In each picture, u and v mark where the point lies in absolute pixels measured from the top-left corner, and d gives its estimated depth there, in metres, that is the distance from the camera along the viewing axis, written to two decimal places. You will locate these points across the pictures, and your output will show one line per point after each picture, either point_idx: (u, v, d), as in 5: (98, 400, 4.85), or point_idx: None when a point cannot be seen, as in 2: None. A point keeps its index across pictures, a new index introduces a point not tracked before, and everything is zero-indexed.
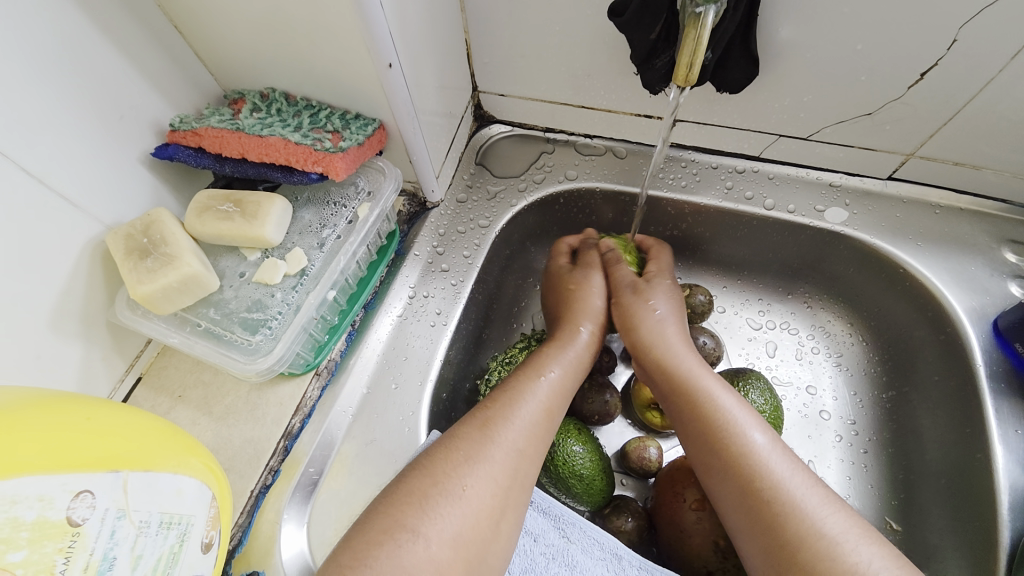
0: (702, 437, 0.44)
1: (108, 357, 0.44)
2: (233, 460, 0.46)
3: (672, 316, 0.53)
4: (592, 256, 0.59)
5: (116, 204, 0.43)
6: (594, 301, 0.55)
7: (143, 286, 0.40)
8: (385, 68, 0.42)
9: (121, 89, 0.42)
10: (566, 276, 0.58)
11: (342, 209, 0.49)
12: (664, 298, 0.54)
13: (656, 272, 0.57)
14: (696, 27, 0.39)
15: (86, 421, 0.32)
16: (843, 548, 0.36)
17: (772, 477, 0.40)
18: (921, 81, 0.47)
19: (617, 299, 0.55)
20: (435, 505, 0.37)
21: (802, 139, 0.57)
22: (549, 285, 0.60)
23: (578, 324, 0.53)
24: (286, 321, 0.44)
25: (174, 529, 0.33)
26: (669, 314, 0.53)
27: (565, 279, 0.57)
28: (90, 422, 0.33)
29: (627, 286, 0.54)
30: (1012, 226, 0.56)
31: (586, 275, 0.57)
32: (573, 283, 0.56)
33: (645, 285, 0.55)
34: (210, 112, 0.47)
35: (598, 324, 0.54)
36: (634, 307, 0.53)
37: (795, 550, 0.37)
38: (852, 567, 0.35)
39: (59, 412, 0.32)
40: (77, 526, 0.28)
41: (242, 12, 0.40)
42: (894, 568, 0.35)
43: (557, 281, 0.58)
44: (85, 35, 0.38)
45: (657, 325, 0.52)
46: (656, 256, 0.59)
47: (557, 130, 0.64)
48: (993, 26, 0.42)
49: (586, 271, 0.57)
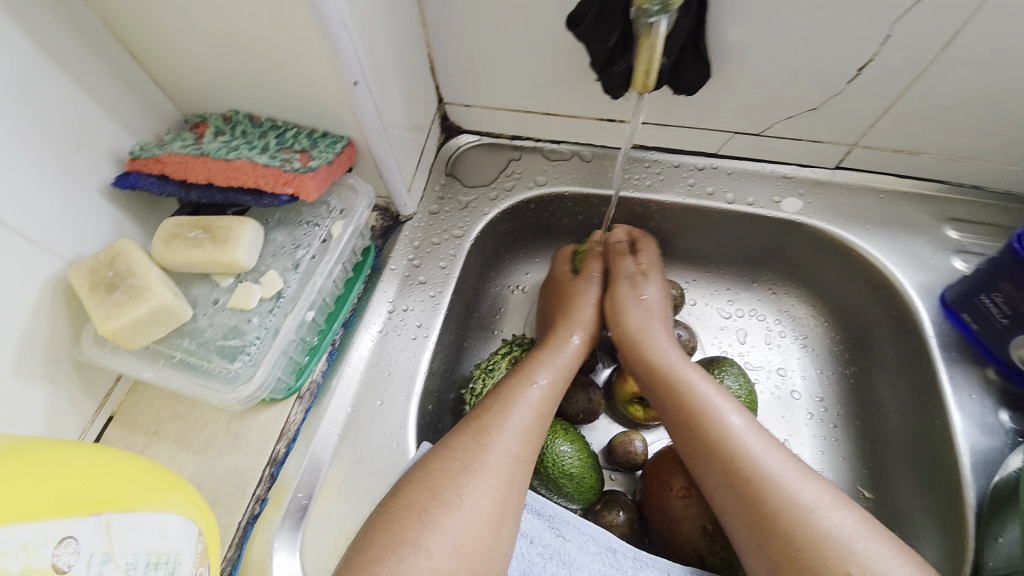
0: (685, 426, 0.46)
1: (75, 398, 0.43)
2: (218, 493, 0.44)
3: (660, 305, 0.56)
4: (592, 270, 0.60)
5: (75, 239, 0.41)
6: (586, 313, 0.56)
7: (113, 321, 0.38)
8: (351, 85, 0.42)
9: (75, 119, 0.40)
10: (567, 287, 0.59)
11: (316, 228, 0.48)
12: (655, 288, 0.57)
13: (649, 266, 0.59)
14: (649, 37, 0.40)
15: (63, 464, 0.31)
16: (817, 515, 0.38)
17: (750, 456, 0.42)
18: (859, 76, 0.51)
19: (613, 288, 0.58)
20: (434, 517, 0.38)
21: (756, 135, 0.60)
22: (549, 293, 0.61)
23: (570, 330, 0.54)
24: (265, 346, 0.42)
25: (162, 569, 0.32)
26: (660, 303, 0.56)
27: (565, 290, 0.59)
28: (67, 465, 0.31)
29: (625, 278, 0.58)
30: (950, 205, 0.61)
31: (587, 286, 0.59)
32: (572, 293, 0.58)
33: (641, 278, 0.58)
34: (171, 138, 0.46)
35: (589, 333, 0.55)
36: (627, 297, 0.56)
37: (776, 518, 0.39)
38: (823, 532, 0.37)
39: (34, 458, 0.30)
40: (62, 573, 0.26)
41: (202, 35, 0.40)
42: (863, 530, 0.38)
43: (558, 289, 0.60)
44: (36, 67, 0.37)
45: (645, 318, 0.55)
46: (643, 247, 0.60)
47: (523, 138, 0.65)
48: (917, 23, 0.45)
49: (586, 283, 0.59)
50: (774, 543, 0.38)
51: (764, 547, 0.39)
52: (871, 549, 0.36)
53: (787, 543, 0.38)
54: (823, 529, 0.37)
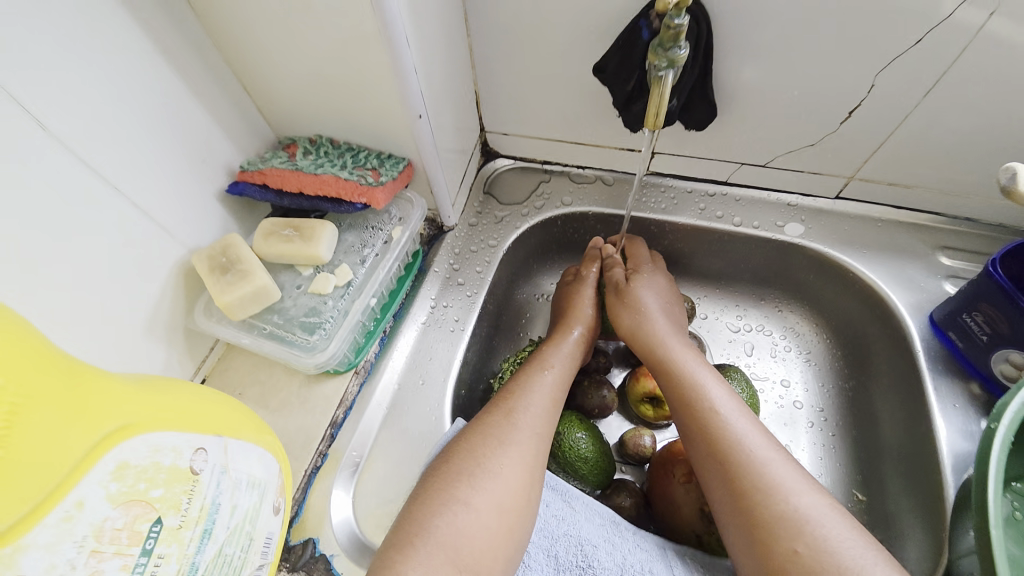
0: (682, 411, 0.52)
1: (183, 359, 0.53)
2: (290, 444, 0.53)
3: (656, 304, 0.61)
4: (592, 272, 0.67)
5: (194, 232, 0.52)
6: (585, 309, 0.64)
7: (226, 296, 0.48)
8: (415, 118, 0.52)
9: (204, 138, 0.52)
10: (568, 289, 0.67)
11: (379, 232, 0.58)
12: (650, 290, 0.62)
13: (636, 267, 0.65)
14: (659, 86, 0.49)
15: (199, 394, 0.40)
16: (788, 495, 0.44)
17: (736, 441, 0.48)
18: (850, 118, 0.58)
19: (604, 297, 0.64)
20: (479, 480, 0.46)
21: (761, 166, 0.67)
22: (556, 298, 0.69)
23: (571, 326, 0.62)
24: (338, 323, 0.52)
25: (256, 489, 0.41)
26: (656, 302, 0.61)
27: (567, 292, 0.67)
28: (201, 395, 0.40)
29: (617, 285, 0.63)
30: (944, 235, 0.66)
31: (586, 288, 0.66)
32: (572, 295, 0.66)
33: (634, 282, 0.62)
34: (270, 155, 0.57)
35: (589, 329, 0.63)
36: (623, 301, 0.62)
37: (746, 495, 0.45)
38: (791, 509, 0.43)
39: (180, 386, 0.40)
40: (195, 475, 0.35)
41: (304, 77, 0.51)
42: (827, 507, 0.44)
43: (561, 290, 0.69)
44: (183, 100, 0.49)
45: (643, 317, 0.60)
46: (633, 251, 0.67)
47: (553, 163, 0.74)
48: (896, 75, 0.53)
49: (582, 285, 0.66)
50: (749, 514, 0.44)
51: (740, 518, 0.45)
52: (825, 530, 0.42)
53: (761, 515, 0.44)
54: (791, 506, 0.43)
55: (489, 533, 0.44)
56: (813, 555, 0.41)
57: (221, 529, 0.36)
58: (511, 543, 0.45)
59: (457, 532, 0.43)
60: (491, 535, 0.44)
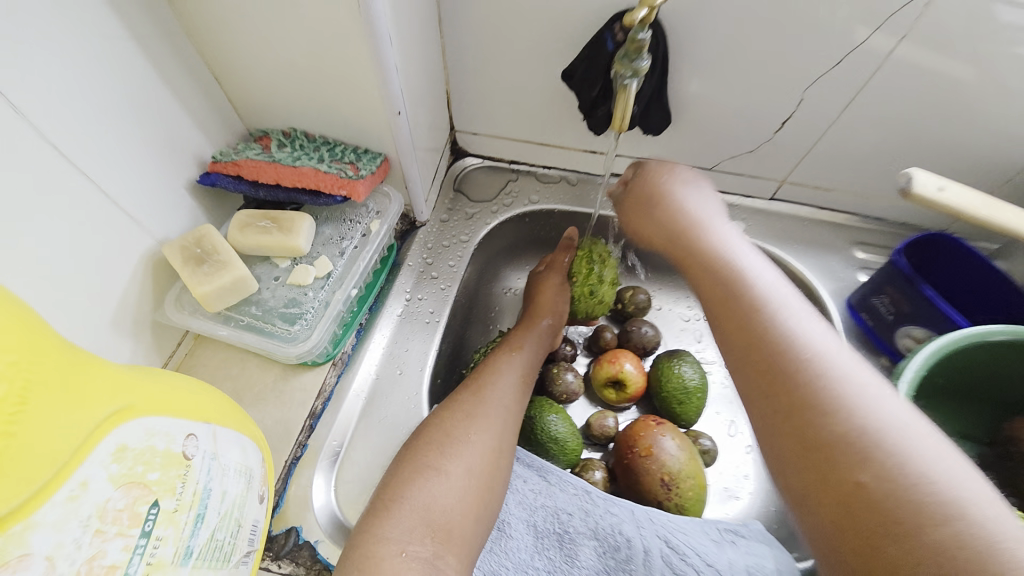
0: (719, 305, 0.40)
1: (151, 353, 0.51)
2: (267, 437, 0.53)
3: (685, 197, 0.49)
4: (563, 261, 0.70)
5: (164, 223, 0.51)
6: (552, 295, 0.67)
7: (203, 287, 0.48)
8: (394, 114, 0.53)
9: (174, 129, 0.51)
10: (537, 278, 0.70)
11: (356, 225, 0.59)
12: (673, 183, 0.51)
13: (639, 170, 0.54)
14: (625, 94, 0.54)
15: (184, 380, 0.40)
16: (860, 404, 0.32)
17: (789, 337, 0.36)
18: (782, 128, 0.66)
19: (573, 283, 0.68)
20: (450, 449, 0.48)
21: (707, 169, 0.74)
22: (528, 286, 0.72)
23: (537, 315, 0.65)
24: (318, 314, 0.52)
25: (243, 476, 0.41)
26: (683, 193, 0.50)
27: (536, 282, 0.70)
28: (187, 382, 0.40)
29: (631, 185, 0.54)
30: (859, 232, 0.76)
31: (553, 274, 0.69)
32: (540, 284, 0.69)
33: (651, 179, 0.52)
34: (243, 147, 0.57)
35: (558, 319, 0.67)
36: (637, 202, 0.52)
37: (799, 409, 0.33)
38: (858, 421, 0.31)
39: (167, 374, 0.40)
40: (188, 460, 0.36)
41: (281, 70, 0.51)
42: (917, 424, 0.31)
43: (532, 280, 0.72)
44: (154, 89, 0.48)
45: (665, 212, 0.49)
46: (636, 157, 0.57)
47: (520, 162, 0.78)
48: (819, 93, 0.61)
49: (550, 273, 0.69)
50: (797, 423, 0.33)
51: (783, 429, 0.34)
52: (907, 447, 0.30)
53: (810, 424, 0.32)
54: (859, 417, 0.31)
55: (460, 498, 0.45)
56: (883, 483, 0.29)
57: (211, 514, 0.37)
58: (483, 506, 0.47)
59: (431, 497, 0.45)
60: (461, 500, 0.45)
